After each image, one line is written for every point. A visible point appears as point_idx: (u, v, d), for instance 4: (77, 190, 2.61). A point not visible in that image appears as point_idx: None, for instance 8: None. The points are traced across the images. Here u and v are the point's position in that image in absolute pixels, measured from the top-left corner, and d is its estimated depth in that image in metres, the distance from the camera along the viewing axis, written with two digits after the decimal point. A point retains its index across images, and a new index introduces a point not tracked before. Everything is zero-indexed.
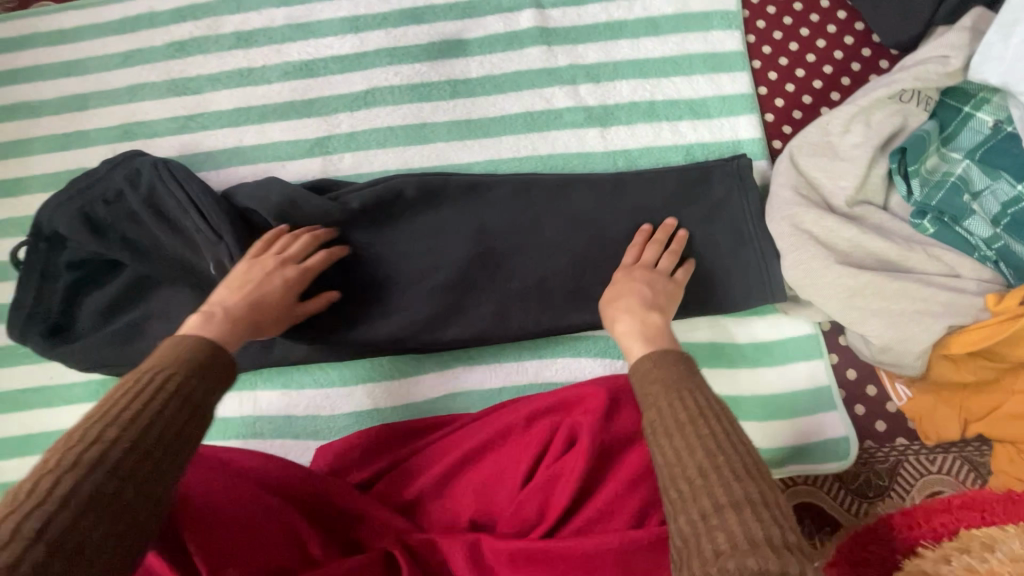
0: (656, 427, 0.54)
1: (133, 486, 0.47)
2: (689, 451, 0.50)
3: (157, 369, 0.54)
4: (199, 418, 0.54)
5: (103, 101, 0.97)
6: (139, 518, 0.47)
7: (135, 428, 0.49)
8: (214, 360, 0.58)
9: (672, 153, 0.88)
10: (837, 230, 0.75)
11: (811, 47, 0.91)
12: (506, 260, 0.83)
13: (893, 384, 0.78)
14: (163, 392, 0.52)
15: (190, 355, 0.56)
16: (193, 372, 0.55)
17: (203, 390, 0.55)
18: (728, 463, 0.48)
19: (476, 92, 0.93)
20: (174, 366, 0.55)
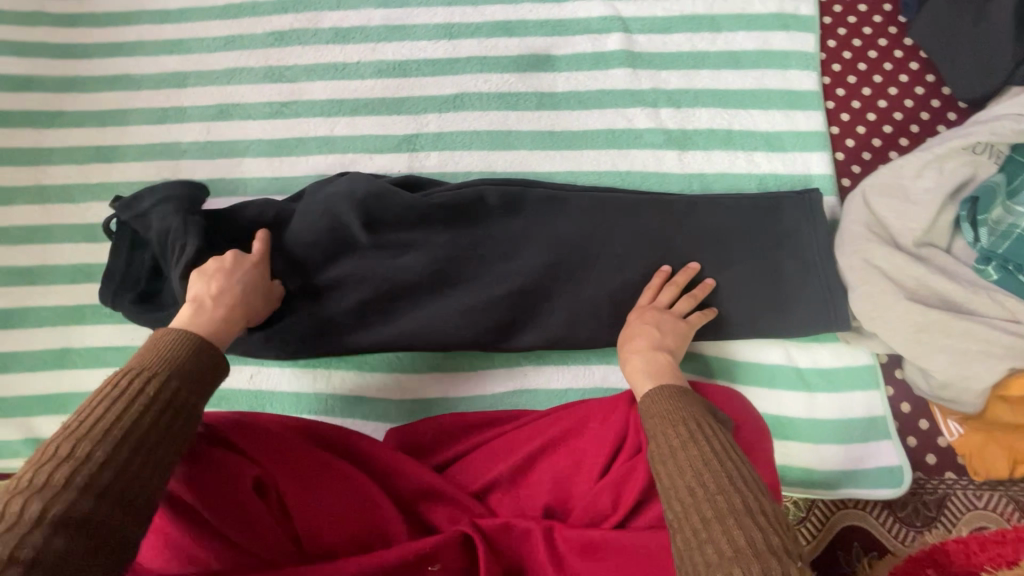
0: (654, 456, 0.64)
1: (115, 495, 0.49)
2: (681, 473, 0.60)
3: (132, 373, 0.56)
4: (184, 424, 0.57)
5: (202, 80, 1.02)
6: (121, 525, 0.49)
7: (112, 439, 0.51)
8: (193, 362, 0.60)
9: (745, 180, 0.92)
10: (906, 267, 0.78)
11: (883, 94, 0.96)
12: (581, 272, 0.85)
13: (946, 420, 0.81)
14: (143, 402, 0.54)
15: (166, 356, 0.59)
16: (172, 376, 0.58)
17: (184, 399, 0.57)
18: (717, 482, 0.58)
19: (561, 106, 0.97)
20: (153, 369, 0.57)
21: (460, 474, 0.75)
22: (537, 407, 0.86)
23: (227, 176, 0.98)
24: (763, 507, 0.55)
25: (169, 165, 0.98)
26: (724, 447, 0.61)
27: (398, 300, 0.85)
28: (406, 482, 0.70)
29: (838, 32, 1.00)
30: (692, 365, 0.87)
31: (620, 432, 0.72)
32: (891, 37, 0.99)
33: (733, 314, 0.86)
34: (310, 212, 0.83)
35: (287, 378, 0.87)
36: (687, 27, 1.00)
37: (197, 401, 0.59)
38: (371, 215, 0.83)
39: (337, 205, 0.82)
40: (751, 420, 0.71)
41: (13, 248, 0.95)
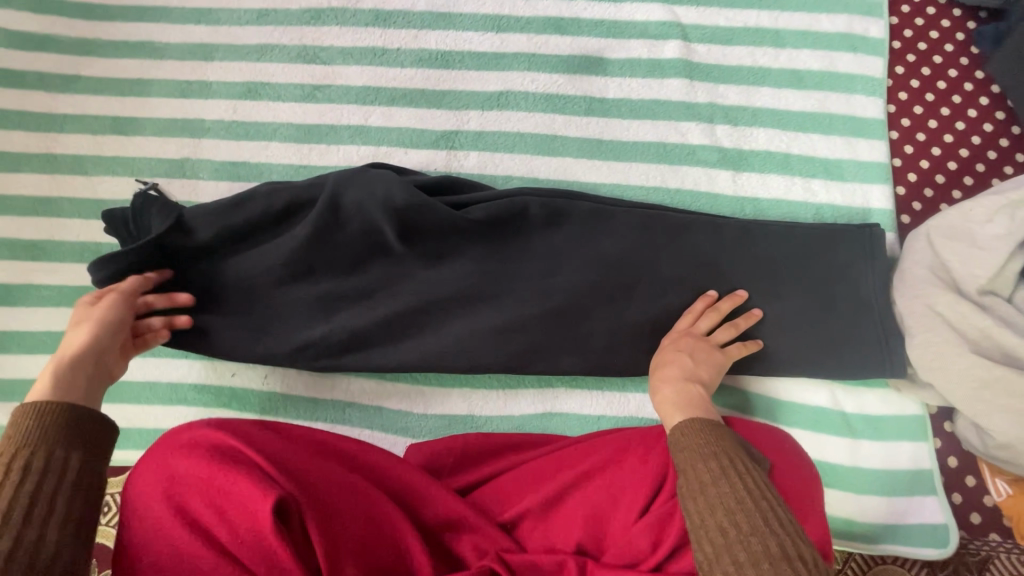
0: (684, 489, 0.60)
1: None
2: (712, 510, 0.56)
3: (6, 456, 0.53)
4: (77, 487, 0.54)
5: (230, 55, 0.95)
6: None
7: (10, 527, 0.49)
8: (76, 419, 0.57)
9: (801, 209, 0.87)
10: (972, 318, 0.74)
11: (950, 128, 0.92)
12: (624, 293, 0.81)
13: (995, 479, 0.77)
14: (23, 475, 0.52)
15: (39, 425, 0.55)
16: (50, 441, 0.54)
17: (70, 449, 0.55)
18: (751, 522, 0.54)
19: (611, 114, 0.92)
20: (27, 444, 0.53)
21: (484, 501, 0.71)
22: (567, 433, 0.81)
23: (252, 160, 0.92)
24: (803, 554, 0.52)
25: (191, 143, 0.92)
26: (760, 486, 0.57)
27: (426, 313, 0.80)
28: (430, 508, 0.66)
29: (907, 59, 0.95)
30: (733, 401, 0.82)
31: (662, 469, 0.66)
32: (961, 68, 0.94)
33: (781, 349, 0.80)
34: (341, 211, 0.78)
35: (305, 382, 0.83)
36: (749, 39, 0.94)
37: (83, 458, 0.55)
38: (403, 221, 0.78)
39: (370, 208, 0.77)
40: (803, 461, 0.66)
41: (18, 219, 0.89)
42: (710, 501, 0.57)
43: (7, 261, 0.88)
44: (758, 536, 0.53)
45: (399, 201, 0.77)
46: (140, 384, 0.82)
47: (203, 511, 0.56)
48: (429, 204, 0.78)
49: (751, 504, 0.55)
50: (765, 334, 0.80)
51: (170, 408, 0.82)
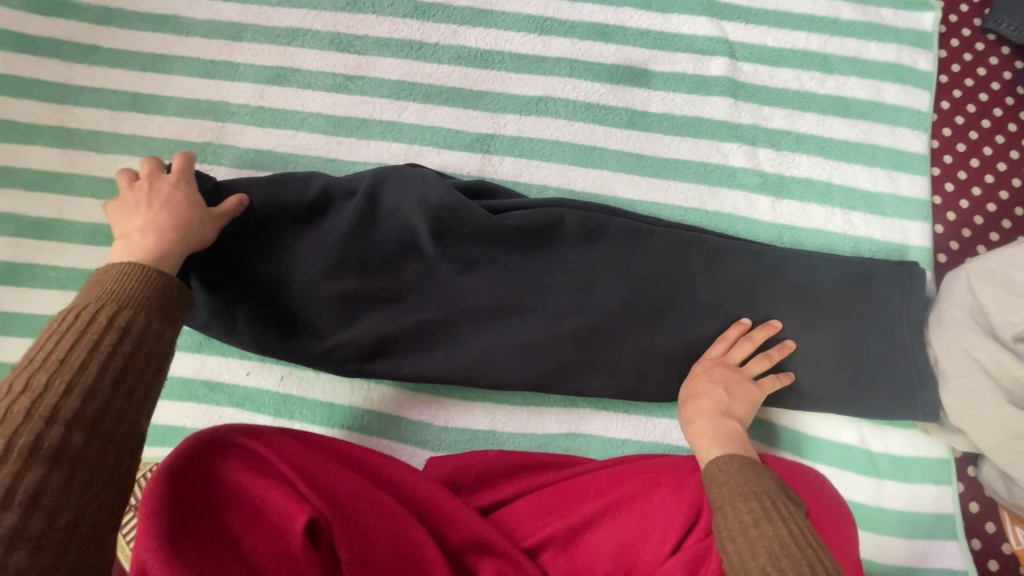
0: (721, 528, 0.57)
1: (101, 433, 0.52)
2: (753, 553, 0.53)
3: (98, 307, 0.56)
4: (154, 359, 0.58)
5: (260, 37, 0.91)
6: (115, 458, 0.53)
7: (97, 381, 0.53)
8: (165, 297, 0.60)
9: (840, 241, 0.86)
10: (1009, 366, 0.73)
11: (991, 168, 0.91)
12: (659, 316, 0.79)
13: (1014, 527, 0.77)
14: (115, 333, 0.55)
15: (131, 291, 0.58)
16: (141, 311, 0.58)
17: (159, 327, 0.59)
18: (797, 569, 0.50)
19: (653, 128, 0.89)
20: (120, 305, 0.57)
21: (509, 523, 0.69)
22: (590, 455, 0.80)
23: (278, 149, 0.88)
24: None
25: (215, 127, 0.88)
26: (805, 533, 0.54)
27: (455, 324, 0.77)
28: (454, 531, 0.64)
29: (953, 94, 0.94)
30: (761, 433, 0.80)
31: (694, 503, 0.65)
32: (1006, 108, 0.93)
33: (812, 383, 0.79)
34: (379, 207, 0.76)
35: (324, 386, 0.80)
36: (797, 62, 0.92)
37: (163, 334, 0.59)
38: (439, 223, 0.76)
39: (407, 210, 0.76)
40: (842, 512, 0.64)
41: (26, 195, 0.84)
42: (749, 542, 0.54)
43: (14, 238, 0.83)
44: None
45: (434, 204, 0.75)
46: None
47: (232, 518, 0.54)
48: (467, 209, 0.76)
49: (796, 550, 0.52)
50: (796, 367, 0.79)
51: (182, 405, 0.79)
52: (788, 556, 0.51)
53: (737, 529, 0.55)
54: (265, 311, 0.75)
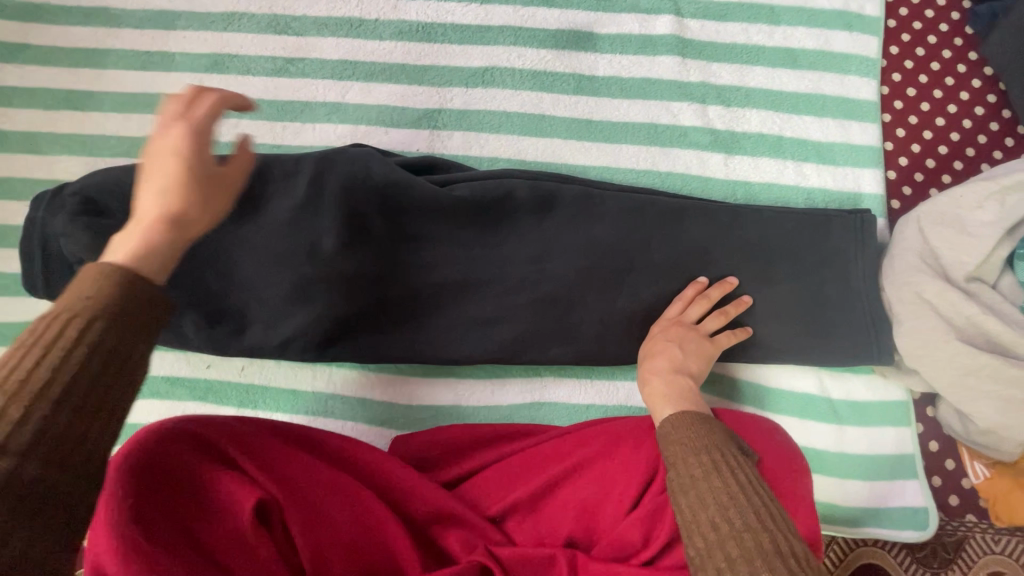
0: (673, 484, 0.56)
1: (54, 469, 0.41)
2: (703, 505, 0.53)
3: (68, 313, 0.42)
4: (128, 375, 0.45)
5: (195, 24, 0.89)
6: (75, 497, 0.42)
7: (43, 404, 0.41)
8: (141, 297, 0.45)
9: (793, 193, 0.86)
10: (958, 304, 0.74)
11: (941, 111, 0.91)
12: (614, 281, 0.78)
13: (972, 462, 0.80)
14: (76, 349, 0.42)
15: (113, 296, 0.44)
16: (119, 328, 0.44)
17: (128, 344, 0.44)
18: (745, 518, 0.50)
19: (601, 93, 0.88)
20: (88, 315, 0.42)
21: (472, 495, 0.69)
22: (555, 422, 0.80)
23: (222, 138, 0.86)
24: (795, 548, 0.48)
25: (156, 120, 0.86)
26: (751, 480, 0.54)
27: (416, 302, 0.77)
28: (417, 502, 0.65)
29: (901, 38, 0.93)
30: (722, 388, 0.81)
31: (652, 463, 0.66)
32: (956, 49, 0.93)
33: (770, 336, 0.79)
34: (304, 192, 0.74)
35: (286, 373, 0.80)
36: (744, 15, 0.91)
37: (141, 347, 0.45)
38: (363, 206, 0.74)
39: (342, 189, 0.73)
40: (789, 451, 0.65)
41: None
42: (698, 494, 0.54)
43: None
44: (749, 532, 0.49)
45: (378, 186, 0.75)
46: None
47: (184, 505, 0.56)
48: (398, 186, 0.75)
49: (742, 498, 0.52)
50: (753, 321, 0.79)
51: (144, 401, 0.79)
52: (735, 505, 0.52)
53: (686, 483, 0.54)
54: (203, 303, 0.74)
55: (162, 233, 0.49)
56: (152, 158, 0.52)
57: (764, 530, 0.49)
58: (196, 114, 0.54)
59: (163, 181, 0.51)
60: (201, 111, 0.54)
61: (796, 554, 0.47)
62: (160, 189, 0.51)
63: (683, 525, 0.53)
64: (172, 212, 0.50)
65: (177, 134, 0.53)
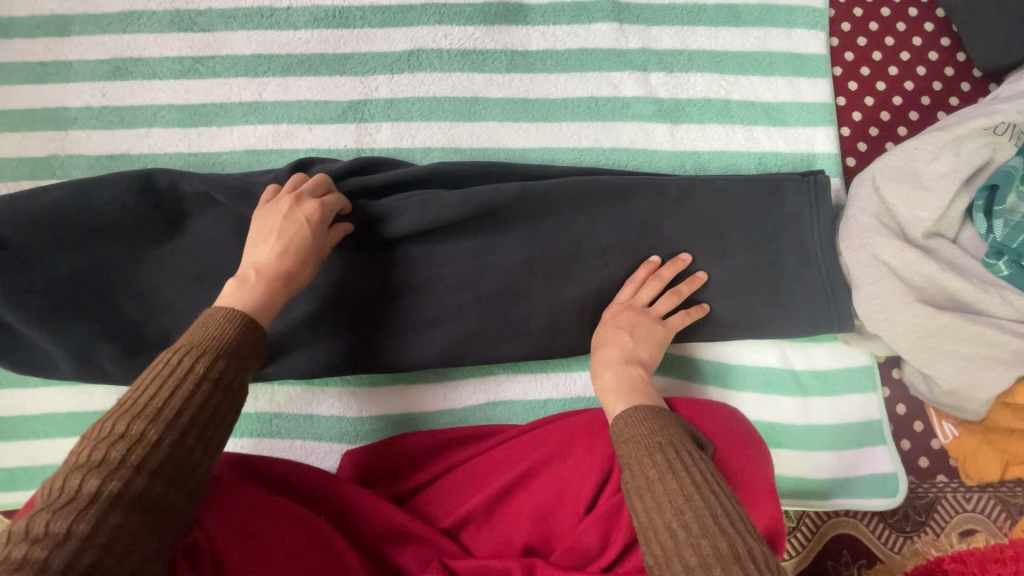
0: (629, 486, 0.54)
1: (175, 488, 0.44)
2: (660, 509, 0.50)
3: (197, 351, 0.49)
4: (236, 408, 0.50)
5: (89, 27, 0.81)
6: (185, 516, 0.45)
7: (176, 428, 0.45)
8: (252, 339, 0.53)
9: (744, 160, 0.82)
10: (917, 264, 0.71)
11: (894, 59, 0.87)
12: (560, 270, 0.74)
13: (941, 423, 0.79)
14: (205, 378, 0.48)
15: (232, 337, 0.51)
16: (233, 363, 0.50)
17: (241, 378, 0.51)
18: (703, 523, 0.48)
19: (536, 68, 0.83)
20: (214, 352, 0.49)
21: (425, 506, 0.66)
22: (513, 421, 0.77)
23: (132, 150, 0.80)
24: (756, 552, 0.45)
25: (58, 136, 0.80)
26: (706, 477, 0.51)
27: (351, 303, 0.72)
28: (366, 520, 0.61)
29: None
30: (681, 369, 0.78)
31: (606, 462, 0.63)
32: None
33: (728, 313, 0.76)
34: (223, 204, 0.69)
35: None
36: None
37: (249, 387, 0.52)
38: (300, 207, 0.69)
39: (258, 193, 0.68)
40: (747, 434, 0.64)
41: None
42: (655, 498, 0.51)
43: None
44: (707, 538, 0.47)
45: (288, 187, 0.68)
46: (41, 416, 0.75)
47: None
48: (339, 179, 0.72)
49: (698, 500, 0.49)
50: (709, 298, 0.75)
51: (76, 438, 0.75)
52: (691, 508, 0.49)
53: (642, 487, 0.51)
54: (118, 334, 0.70)
55: (276, 283, 0.58)
56: (287, 227, 0.61)
57: (723, 535, 0.47)
58: (309, 197, 0.65)
59: (289, 239, 0.61)
60: (333, 199, 0.66)
61: (756, 559, 0.45)
62: (285, 249, 0.60)
63: (641, 531, 0.51)
64: (289, 267, 0.60)
65: (321, 214, 0.63)
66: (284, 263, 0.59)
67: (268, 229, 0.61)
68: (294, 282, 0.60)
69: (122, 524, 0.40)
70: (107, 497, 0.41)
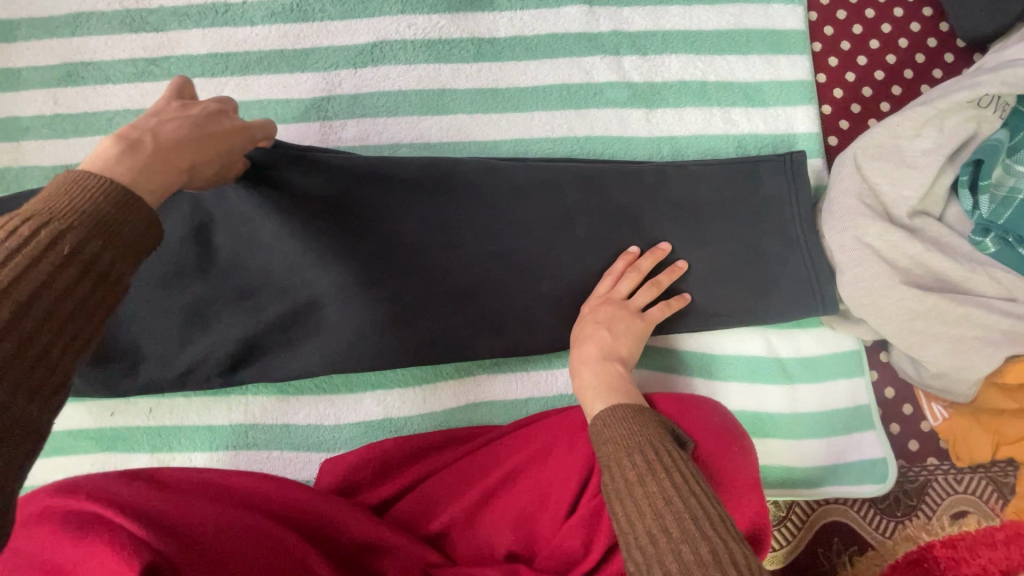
0: (610, 491, 0.52)
1: (10, 377, 0.35)
2: (639, 514, 0.48)
3: (47, 220, 0.38)
4: (109, 297, 0.41)
5: (37, 31, 0.78)
6: (35, 420, 0.36)
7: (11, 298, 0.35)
8: (126, 213, 0.42)
9: (722, 143, 0.79)
10: (902, 245, 0.69)
11: (875, 32, 0.84)
12: (536, 265, 0.72)
13: (930, 404, 0.78)
14: (55, 250, 0.38)
15: (103, 211, 0.41)
16: (98, 239, 0.40)
17: (110, 257, 0.40)
18: (682, 526, 0.46)
19: (505, 56, 0.80)
20: (74, 221, 0.39)
21: (407, 513, 0.64)
22: (495, 421, 0.76)
23: (89, 159, 0.77)
24: (739, 556, 0.44)
25: (10, 147, 0.77)
26: (688, 479, 0.50)
27: (320, 305, 0.69)
28: (344, 532, 0.60)
29: None
30: (665, 361, 0.77)
31: (587, 462, 0.62)
32: None
33: (712, 302, 0.73)
34: (181, 211, 0.66)
35: (200, 409, 0.74)
36: None
37: (126, 278, 0.42)
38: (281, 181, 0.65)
39: (216, 199, 0.66)
40: (729, 425, 0.63)
41: None
42: (635, 502, 0.49)
43: None
44: (688, 543, 0.45)
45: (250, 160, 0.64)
46: None
47: (68, 558, 0.49)
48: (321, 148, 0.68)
49: (679, 503, 0.48)
50: (691, 287, 0.73)
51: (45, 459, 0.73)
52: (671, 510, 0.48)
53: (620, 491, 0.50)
54: None
55: (174, 159, 0.49)
56: (210, 122, 0.55)
57: (704, 538, 0.45)
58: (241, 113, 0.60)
59: (209, 133, 0.54)
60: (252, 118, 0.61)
61: (738, 563, 0.43)
62: (197, 138, 0.53)
63: (622, 536, 0.49)
64: (199, 158, 0.52)
65: (247, 133, 0.58)
66: (194, 151, 0.52)
67: (183, 113, 0.54)
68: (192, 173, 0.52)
69: None
70: None
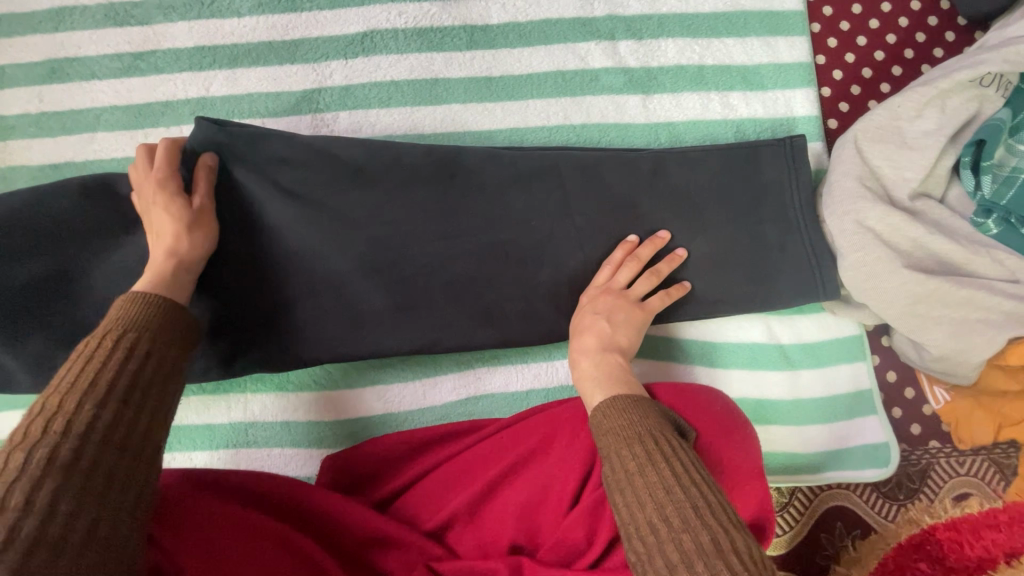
0: (610, 482, 0.51)
1: (110, 449, 0.44)
2: (640, 505, 0.48)
3: (108, 333, 0.49)
4: (168, 376, 0.51)
5: (19, 27, 0.76)
6: (138, 476, 0.45)
7: (96, 390, 0.45)
8: (159, 308, 0.53)
9: (721, 129, 0.78)
10: (904, 228, 0.68)
11: (875, 11, 0.82)
12: (534, 255, 0.71)
13: (932, 389, 0.78)
14: (118, 349, 0.48)
15: (142, 315, 0.52)
16: (147, 332, 0.51)
17: (163, 346, 0.51)
18: (683, 516, 0.46)
19: (498, 44, 0.78)
20: (124, 328, 0.50)
21: (409, 508, 0.64)
22: (495, 413, 0.76)
23: (77, 158, 0.76)
24: (739, 544, 0.44)
25: None
26: (687, 468, 0.49)
27: (319, 301, 0.69)
28: (351, 529, 0.60)
29: None
30: (666, 352, 0.76)
31: (589, 454, 0.62)
32: None
33: (713, 290, 0.72)
34: None
35: (199, 408, 0.74)
36: None
37: (177, 359, 0.52)
38: (283, 181, 0.66)
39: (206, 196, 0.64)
40: (725, 409, 0.63)
41: None
42: (634, 493, 0.49)
43: None
44: (688, 532, 0.45)
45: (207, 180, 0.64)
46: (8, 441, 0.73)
47: None
48: (317, 147, 0.67)
49: (679, 492, 0.47)
50: (691, 275, 0.72)
51: None
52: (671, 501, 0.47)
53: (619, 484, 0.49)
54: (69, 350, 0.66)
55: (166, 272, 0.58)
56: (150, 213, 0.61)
57: (703, 526, 0.45)
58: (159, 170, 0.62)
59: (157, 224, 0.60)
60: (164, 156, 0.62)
61: (737, 550, 0.43)
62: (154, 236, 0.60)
63: (623, 528, 0.49)
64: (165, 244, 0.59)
65: (163, 185, 0.61)
66: (162, 248, 0.59)
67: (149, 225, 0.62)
68: (186, 256, 0.60)
69: (61, 486, 0.40)
70: (38, 463, 0.40)
